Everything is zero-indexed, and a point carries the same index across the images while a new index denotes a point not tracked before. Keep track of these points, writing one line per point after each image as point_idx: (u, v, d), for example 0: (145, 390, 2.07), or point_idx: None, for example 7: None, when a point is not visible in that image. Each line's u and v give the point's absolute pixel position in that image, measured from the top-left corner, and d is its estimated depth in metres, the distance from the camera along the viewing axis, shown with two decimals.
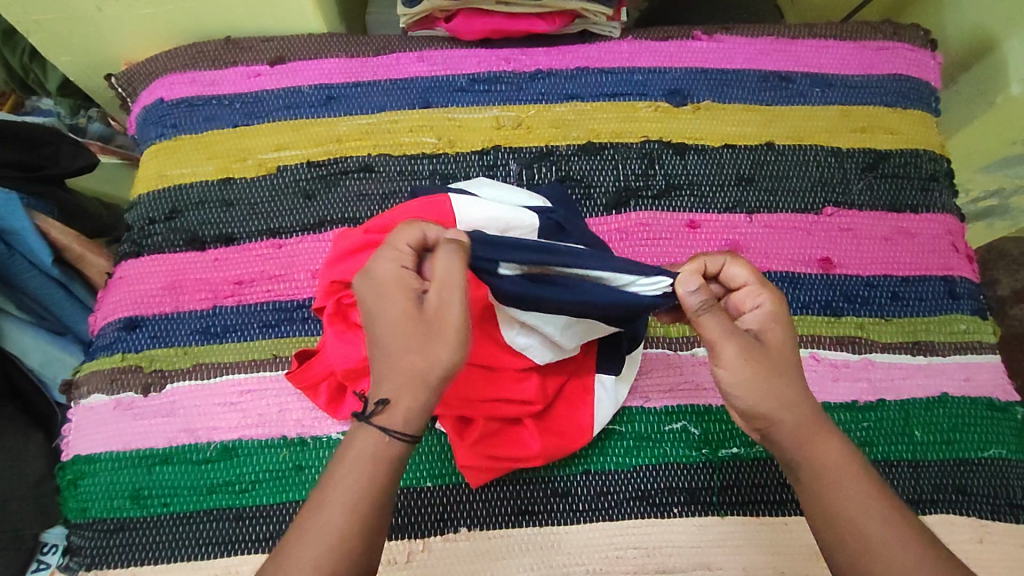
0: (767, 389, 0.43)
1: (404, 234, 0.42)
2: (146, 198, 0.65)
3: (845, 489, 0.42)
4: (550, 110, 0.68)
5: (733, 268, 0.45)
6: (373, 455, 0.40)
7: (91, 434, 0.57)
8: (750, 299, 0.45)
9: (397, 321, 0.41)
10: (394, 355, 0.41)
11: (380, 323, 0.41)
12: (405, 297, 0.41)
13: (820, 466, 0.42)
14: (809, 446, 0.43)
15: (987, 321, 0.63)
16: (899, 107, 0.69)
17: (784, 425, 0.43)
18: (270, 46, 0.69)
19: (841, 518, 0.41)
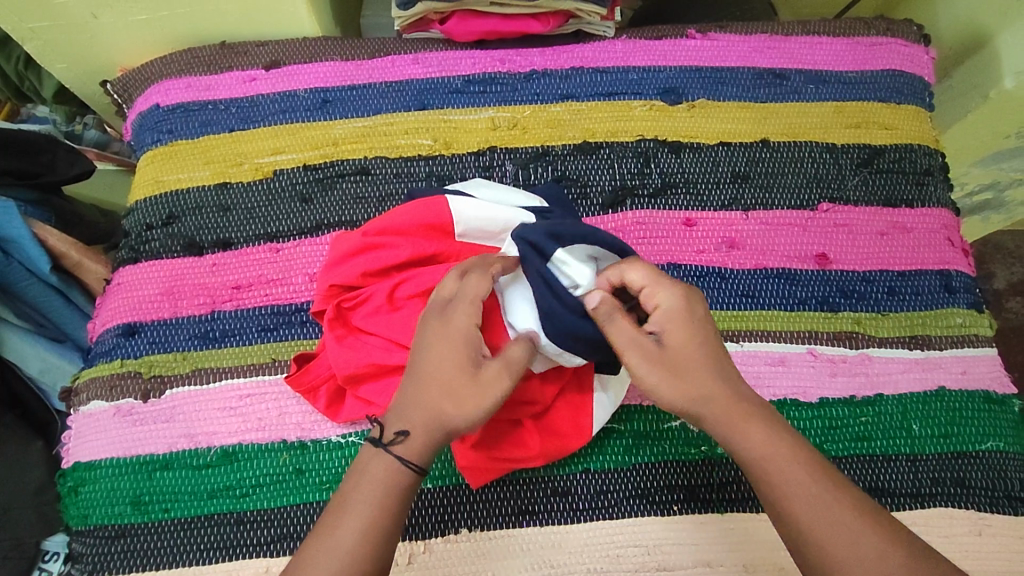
0: (692, 383, 0.43)
1: (474, 284, 0.45)
2: (144, 203, 0.65)
3: (783, 461, 0.42)
4: (545, 110, 0.68)
5: (631, 271, 0.46)
6: (388, 481, 0.42)
7: (91, 441, 0.57)
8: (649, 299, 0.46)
9: (445, 363, 0.43)
10: (429, 391, 0.43)
11: (426, 360, 0.44)
12: (460, 344, 0.44)
13: (750, 447, 0.43)
14: (730, 433, 0.43)
15: (983, 314, 0.63)
16: (892, 102, 0.69)
17: (704, 417, 0.43)
18: (265, 50, 0.70)
19: (777, 497, 0.41)
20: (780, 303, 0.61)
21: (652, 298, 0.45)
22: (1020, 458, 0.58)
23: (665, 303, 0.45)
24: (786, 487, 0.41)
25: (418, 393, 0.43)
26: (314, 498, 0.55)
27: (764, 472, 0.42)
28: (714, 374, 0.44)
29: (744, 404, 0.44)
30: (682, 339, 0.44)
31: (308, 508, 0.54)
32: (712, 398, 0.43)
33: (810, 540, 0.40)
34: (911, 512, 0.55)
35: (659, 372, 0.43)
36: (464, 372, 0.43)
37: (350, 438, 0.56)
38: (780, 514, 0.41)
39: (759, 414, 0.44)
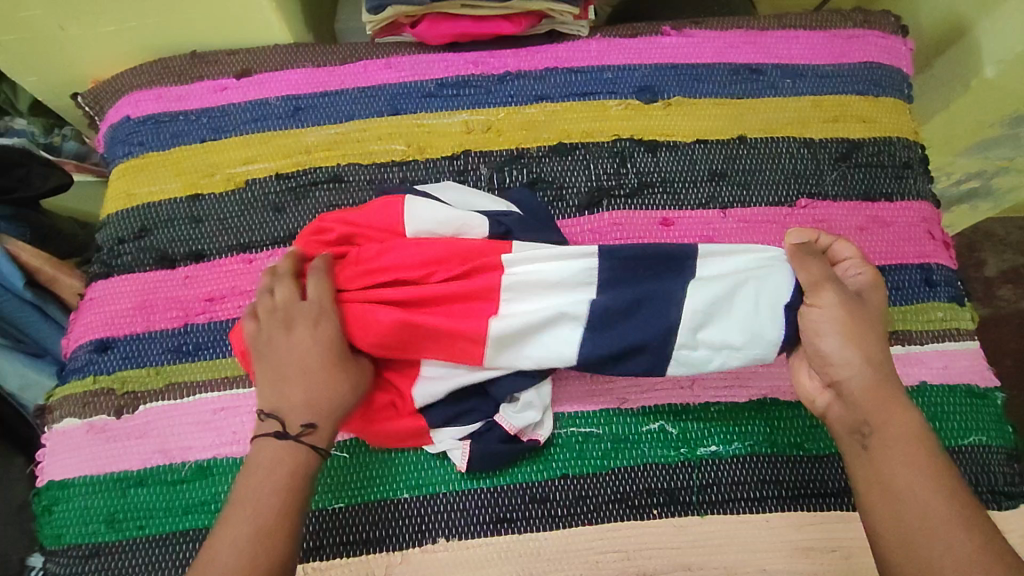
0: (862, 347, 0.48)
1: (312, 288, 0.51)
2: (115, 217, 0.64)
3: (925, 452, 0.45)
4: (519, 112, 0.67)
5: (841, 245, 0.53)
6: (289, 468, 0.47)
7: (64, 459, 0.56)
8: (853, 271, 0.52)
9: (326, 356, 0.50)
10: (301, 389, 0.49)
11: (299, 358, 0.50)
12: (324, 340, 0.50)
13: (895, 417, 0.47)
14: (890, 403, 0.47)
15: (964, 308, 0.62)
16: (870, 95, 0.69)
17: (858, 376, 0.47)
18: (235, 59, 0.69)
19: (891, 460, 0.45)
20: None
21: (851, 269, 0.52)
22: (1003, 452, 0.58)
23: (868, 279, 0.52)
24: (895, 459, 0.45)
25: (291, 389, 0.49)
26: None
27: (899, 445, 0.45)
28: (889, 359, 0.49)
29: (900, 395, 0.48)
30: (874, 317, 0.50)
31: None
32: (877, 367, 0.48)
33: (913, 509, 0.43)
34: None
35: (839, 319, 0.49)
36: (330, 359, 0.50)
37: None
38: (892, 485, 0.45)
39: (913, 410, 0.47)
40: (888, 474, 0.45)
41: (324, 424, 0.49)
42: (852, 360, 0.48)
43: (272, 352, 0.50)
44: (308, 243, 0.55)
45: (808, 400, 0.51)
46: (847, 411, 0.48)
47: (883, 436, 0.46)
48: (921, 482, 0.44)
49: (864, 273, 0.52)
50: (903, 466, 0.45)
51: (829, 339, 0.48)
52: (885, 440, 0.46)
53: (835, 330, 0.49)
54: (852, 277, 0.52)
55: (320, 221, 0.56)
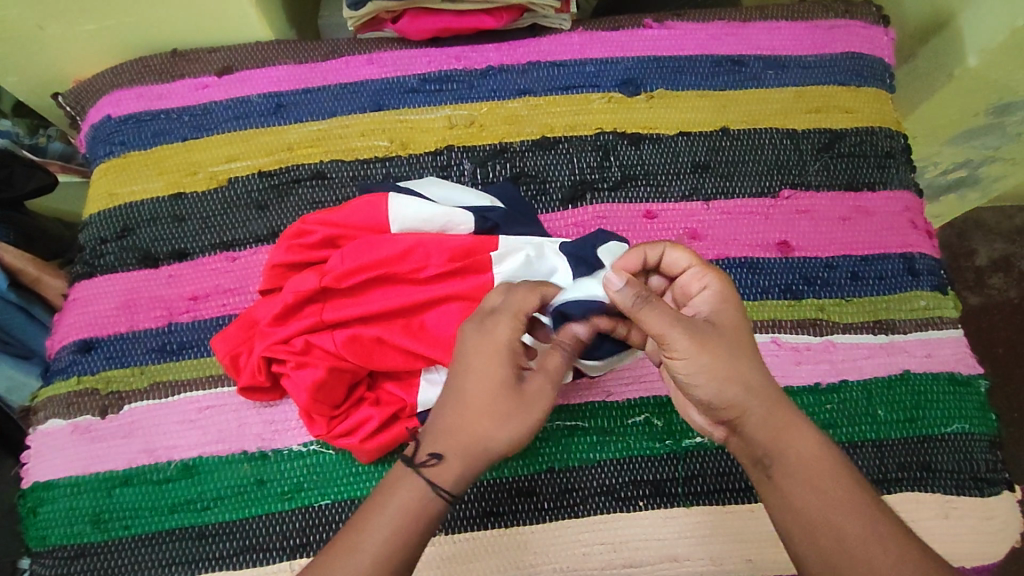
0: (739, 380, 0.43)
1: (527, 300, 0.45)
2: (97, 217, 0.64)
3: (829, 469, 0.42)
4: (502, 107, 0.67)
5: (675, 253, 0.47)
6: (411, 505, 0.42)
7: (49, 460, 0.56)
8: (695, 284, 0.47)
9: (490, 381, 0.43)
10: (482, 416, 0.42)
11: (470, 379, 0.43)
12: (510, 361, 0.43)
13: (792, 446, 0.43)
14: (780, 429, 0.43)
15: (947, 296, 0.62)
16: (852, 85, 0.69)
17: (751, 410, 0.43)
18: (216, 57, 0.69)
19: (798, 489, 0.42)
20: (743, 293, 0.61)
21: (697, 282, 0.47)
22: (986, 439, 0.58)
23: (717, 292, 0.46)
24: (801, 487, 0.42)
25: (511, 410, 0.43)
26: (277, 509, 0.54)
27: (804, 471, 0.42)
28: (769, 385, 0.44)
29: (791, 416, 0.44)
30: (733, 339, 0.44)
31: (271, 519, 0.54)
32: (761, 393, 0.44)
33: (828, 535, 0.40)
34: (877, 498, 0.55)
35: (700, 363, 0.43)
36: (500, 380, 0.43)
37: (312, 446, 0.55)
38: (803, 509, 0.42)
39: (809, 426, 0.44)
40: (799, 504, 0.42)
41: (473, 460, 0.43)
42: (733, 399, 0.43)
43: (497, 366, 0.43)
44: (290, 241, 0.55)
45: (707, 432, 0.47)
46: (750, 449, 0.44)
47: (785, 467, 0.43)
48: (833, 500, 0.41)
49: (709, 286, 0.46)
50: (807, 493, 0.42)
51: (702, 388, 0.43)
52: (790, 469, 0.42)
53: (703, 373, 0.43)
54: (699, 290, 0.47)
55: (302, 222, 0.55)
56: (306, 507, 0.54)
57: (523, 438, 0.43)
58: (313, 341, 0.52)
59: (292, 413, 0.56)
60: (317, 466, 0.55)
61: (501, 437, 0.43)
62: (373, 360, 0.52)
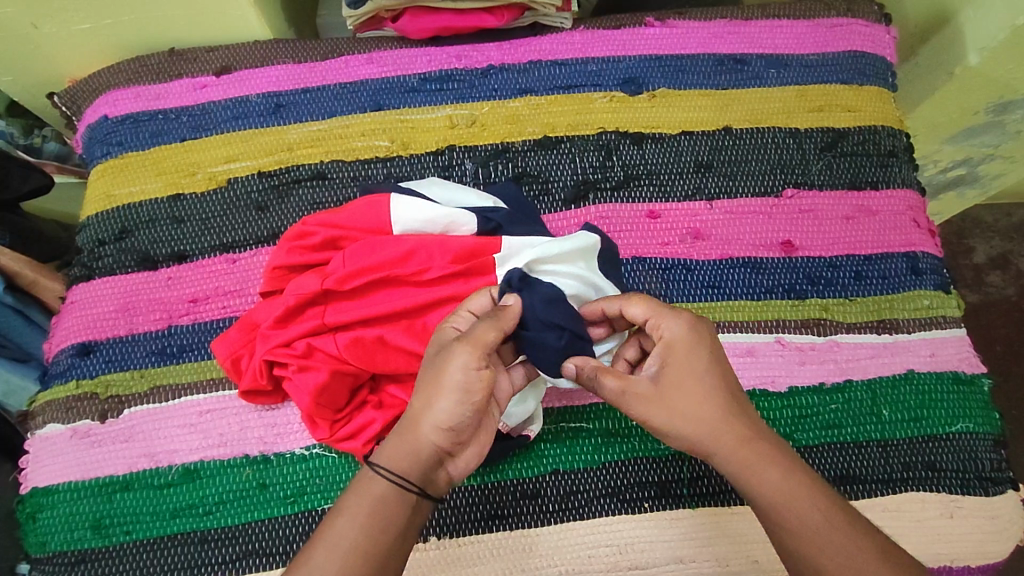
0: (699, 426, 0.44)
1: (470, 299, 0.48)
2: (95, 218, 0.63)
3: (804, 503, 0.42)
4: (504, 106, 0.66)
5: (632, 307, 0.47)
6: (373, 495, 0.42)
7: (48, 465, 0.56)
8: (655, 331, 0.46)
9: (423, 364, 0.45)
10: (413, 394, 0.44)
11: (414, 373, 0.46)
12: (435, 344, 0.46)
13: (762, 484, 0.43)
14: (748, 470, 0.43)
15: (951, 295, 0.62)
16: (854, 84, 0.69)
17: (716, 454, 0.44)
18: (214, 56, 0.68)
19: (779, 528, 0.42)
20: (747, 293, 0.61)
21: (657, 329, 0.46)
22: (990, 438, 0.58)
23: (671, 337, 0.46)
24: (784, 526, 0.42)
25: (430, 380, 0.44)
26: (279, 513, 0.54)
27: (779, 510, 0.42)
28: (729, 426, 0.44)
29: (760, 451, 0.44)
30: (691, 384, 0.45)
31: (273, 524, 0.53)
32: (722, 438, 0.44)
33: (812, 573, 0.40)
34: (883, 498, 0.55)
35: (658, 415, 0.45)
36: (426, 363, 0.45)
37: (314, 449, 0.55)
38: (785, 545, 0.42)
39: (776, 455, 0.44)
40: (785, 542, 0.42)
41: (406, 437, 0.43)
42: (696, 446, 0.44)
43: (429, 353, 0.46)
44: (292, 243, 0.54)
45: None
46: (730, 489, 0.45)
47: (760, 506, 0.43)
48: (818, 536, 0.41)
49: (664, 336, 0.46)
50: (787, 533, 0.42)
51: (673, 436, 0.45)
52: (762, 507, 0.43)
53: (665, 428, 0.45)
54: (661, 336, 0.46)
55: (304, 223, 0.55)
56: (308, 511, 0.54)
57: (447, 402, 0.43)
58: (316, 344, 0.52)
59: (294, 416, 0.56)
60: (319, 470, 0.55)
61: (424, 407, 0.43)
62: (376, 363, 0.52)
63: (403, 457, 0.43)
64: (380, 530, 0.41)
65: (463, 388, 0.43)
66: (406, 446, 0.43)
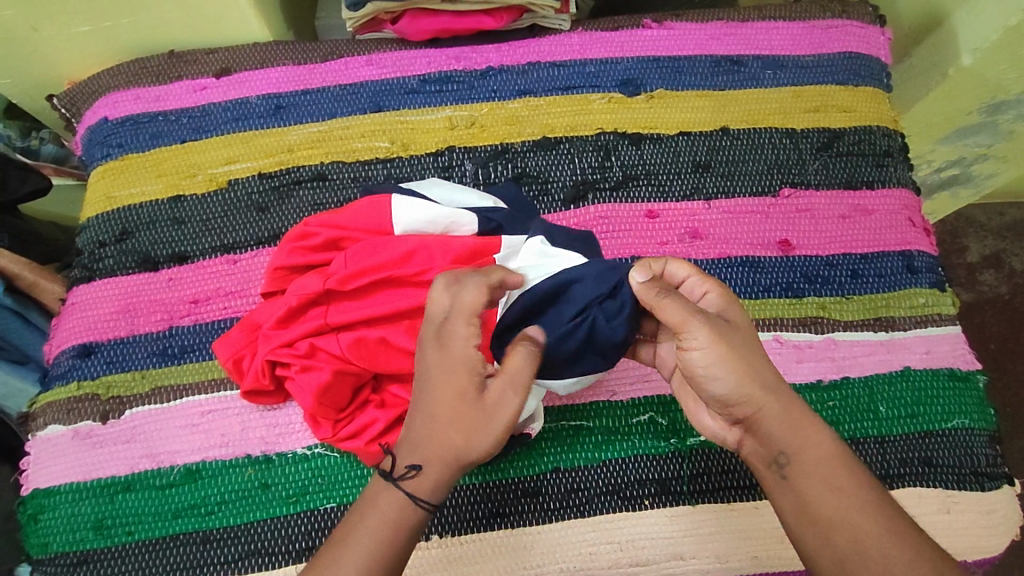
0: (755, 375, 0.43)
1: (478, 309, 0.43)
2: (96, 220, 0.64)
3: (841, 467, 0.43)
4: (503, 107, 0.67)
5: (677, 265, 0.48)
6: (393, 514, 0.43)
7: (50, 466, 0.56)
8: (697, 290, 0.47)
9: (453, 394, 0.43)
10: (452, 427, 0.43)
11: (437, 394, 0.43)
12: (471, 373, 0.43)
13: (805, 445, 0.43)
14: (796, 430, 0.43)
15: (946, 293, 0.63)
16: (850, 85, 0.69)
17: (764, 411, 0.43)
18: (214, 58, 0.68)
19: (817, 486, 0.42)
20: (745, 291, 0.61)
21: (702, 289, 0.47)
22: (986, 434, 0.59)
23: (720, 295, 0.47)
24: (820, 484, 0.43)
25: (474, 418, 0.43)
26: (282, 512, 0.54)
27: (816, 468, 0.43)
28: (779, 385, 0.44)
29: (804, 413, 0.44)
30: (748, 339, 0.45)
31: (276, 523, 0.53)
32: (777, 393, 0.43)
33: (845, 535, 0.41)
34: None
35: (721, 354, 0.42)
36: (463, 395, 0.43)
37: (316, 449, 0.55)
38: (819, 509, 0.42)
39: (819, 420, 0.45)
40: (815, 501, 0.42)
41: (445, 468, 0.43)
42: (752, 396, 0.43)
43: (456, 382, 0.43)
44: (293, 244, 0.55)
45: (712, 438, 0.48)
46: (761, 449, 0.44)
47: (800, 466, 0.43)
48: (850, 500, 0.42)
49: (709, 292, 0.47)
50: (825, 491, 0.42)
51: (721, 380, 0.43)
52: (803, 469, 0.43)
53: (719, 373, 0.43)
54: (702, 296, 0.47)
55: (304, 224, 0.55)
56: (310, 511, 0.54)
57: (493, 442, 0.43)
58: (318, 344, 0.52)
59: (295, 416, 0.56)
60: (321, 469, 0.55)
61: (472, 445, 0.43)
62: (378, 363, 0.52)
63: (442, 488, 0.44)
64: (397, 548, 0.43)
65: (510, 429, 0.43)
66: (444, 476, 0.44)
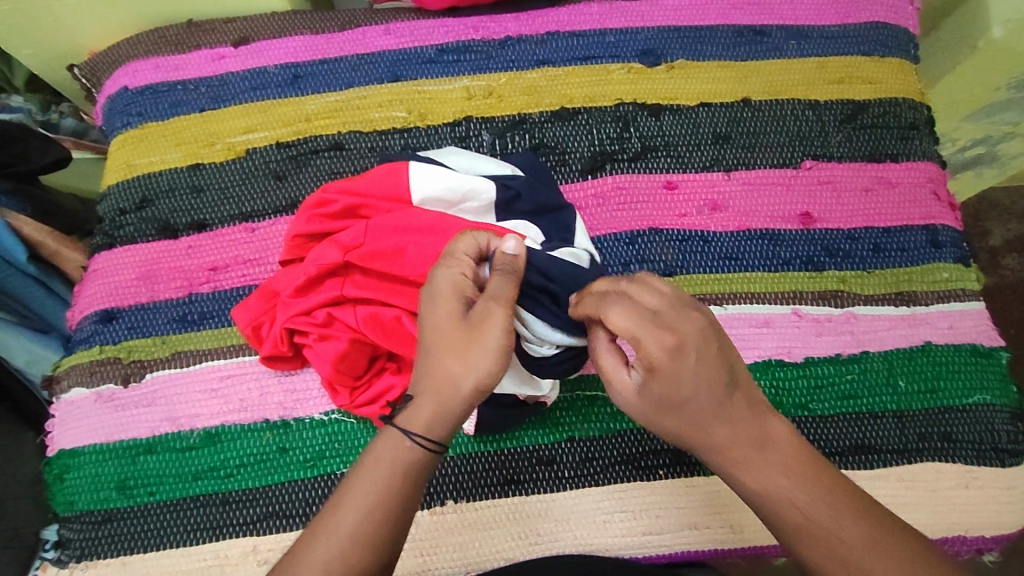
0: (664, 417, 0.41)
1: (461, 242, 0.44)
2: (117, 187, 0.64)
3: (776, 438, 0.42)
4: (521, 77, 0.66)
5: (615, 313, 0.40)
6: (403, 465, 0.41)
7: (74, 428, 0.57)
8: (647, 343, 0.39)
9: (444, 321, 0.42)
10: (444, 358, 0.42)
11: (427, 327, 0.43)
12: (454, 300, 0.42)
13: (748, 478, 0.42)
14: (738, 470, 0.42)
15: (970, 269, 0.62)
16: (876, 56, 0.68)
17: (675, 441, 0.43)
18: (232, 27, 0.68)
19: (738, 469, 0.42)
20: (764, 264, 0.61)
21: (641, 345, 0.39)
22: (1007, 411, 0.58)
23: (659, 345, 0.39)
24: (780, 501, 0.41)
25: (464, 342, 0.42)
26: (298, 476, 0.54)
27: (733, 459, 0.42)
28: (694, 408, 0.40)
29: (727, 446, 0.42)
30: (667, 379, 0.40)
31: (293, 486, 0.54)
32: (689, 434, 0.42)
33: (820, 548, 0.40)
34: (897, 467, 0.55)
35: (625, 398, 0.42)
36: (455, 324, 0.42)
37: (334, 415, 0.56)
38: (787, 531, 0.41)
39: (769, 455, 0.42)
40: (780, 518, 0.41)
41: (443, 400, 0.42)
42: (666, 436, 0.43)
43: (445, 310, 0.42)
44: (312, 211, 0.54)
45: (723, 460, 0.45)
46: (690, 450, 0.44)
47: (749, 491, 0.42)
48: (817, 518, 0.40)
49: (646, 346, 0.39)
50: (746, 469, 0.42)
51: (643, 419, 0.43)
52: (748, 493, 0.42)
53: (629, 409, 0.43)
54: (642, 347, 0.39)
55: (323, 191, 0.55)
56: (327, 475, 0.54)
57: (488, 364, 0.41)
58: (335, 314, 0.52)
59: (313, 382, 0.57)
60: (338, 434, 0.55)
61: (463, 369, 0.42)
62: (393, 333, 0.52)
63: (438, 423, 0.42)
64: (400, 504, 0.41)
65: (506, 351, 0.41)
66: (438, 410, 0.42)
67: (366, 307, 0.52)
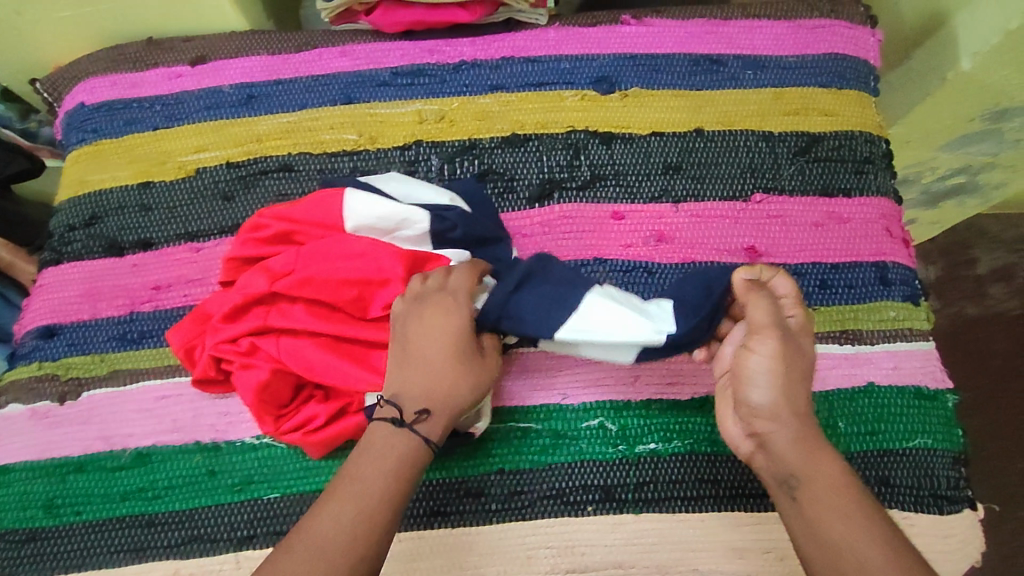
0: (794, 394, 0.45)
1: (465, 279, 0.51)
2: (67, 204, 0.65)
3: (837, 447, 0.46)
4: (473, 102, 0.66)
5: (780, 280, 0.48)
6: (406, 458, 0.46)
7: (7, 444, 0.57)
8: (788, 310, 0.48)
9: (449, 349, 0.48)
10: (451, 378, 0.48)
11: (435, 349, 0.48)
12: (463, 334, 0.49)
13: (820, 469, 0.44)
14: (821, 460, 0.44)
15: (919, 308, 0.61)
16: (834, 87, 0.67)
17: (785, 426, 0.45)
18: (190, 46, 0.69)
19: (819, 457, 0.44)
20: None
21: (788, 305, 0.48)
22: (950, 456, 0.56)
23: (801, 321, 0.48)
24: (827, 509, 0.42)
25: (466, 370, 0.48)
26: (226, 500, 0.54)
27: (812, 448, 0.44)
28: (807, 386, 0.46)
29: (817, 437, 0.45)
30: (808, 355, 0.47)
31: (218, 510, 0.54)
32: (799, 412, 0.45)
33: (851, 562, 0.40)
34: None
35: (773, 366, 0.45)
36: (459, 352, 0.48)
37: (264, 440, 0.55)
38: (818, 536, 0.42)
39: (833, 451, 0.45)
40: (825, 527, 0.42)
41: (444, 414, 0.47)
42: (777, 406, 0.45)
43: (455, 339, 0.49)
44: (246, 236, 0.54)
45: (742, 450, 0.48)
46: (746, 430, 0.47)
47: (809, 491, 0.43)
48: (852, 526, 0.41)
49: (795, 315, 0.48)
50: (824, 460, 0.44)
51: (763, 390, 0.45)
52: (813, 495, 0.43)
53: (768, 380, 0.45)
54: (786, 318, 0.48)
55: (258, 216, 0.55)
56: (254, 499, 0.54)
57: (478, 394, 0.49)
58: (260, 342, 0.52)
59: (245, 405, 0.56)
60: (268, 459, 0.55)
61: (465, 392, 0.48)
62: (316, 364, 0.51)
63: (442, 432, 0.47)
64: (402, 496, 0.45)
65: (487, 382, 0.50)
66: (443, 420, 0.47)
67: (290, 335, 0.52)
